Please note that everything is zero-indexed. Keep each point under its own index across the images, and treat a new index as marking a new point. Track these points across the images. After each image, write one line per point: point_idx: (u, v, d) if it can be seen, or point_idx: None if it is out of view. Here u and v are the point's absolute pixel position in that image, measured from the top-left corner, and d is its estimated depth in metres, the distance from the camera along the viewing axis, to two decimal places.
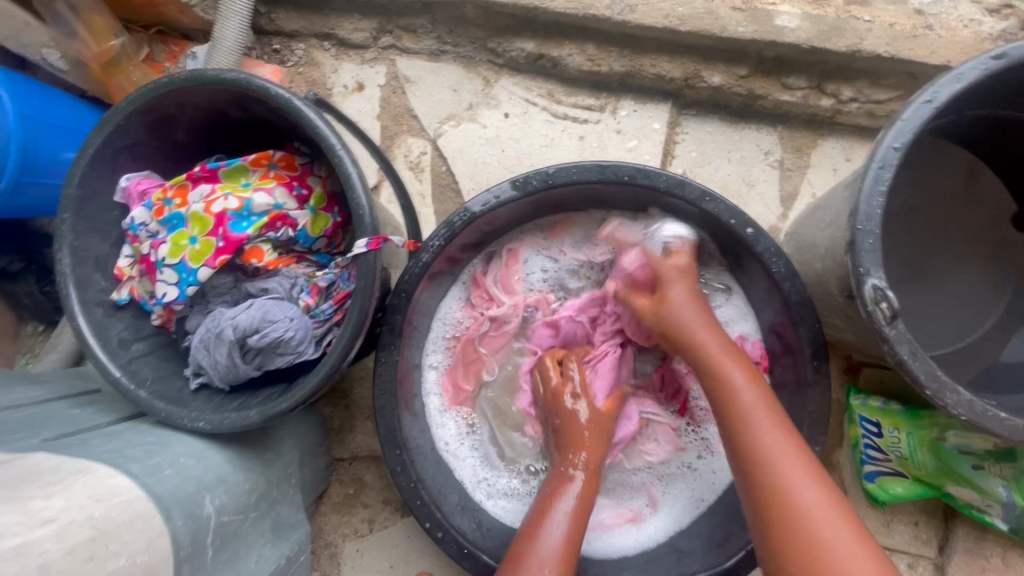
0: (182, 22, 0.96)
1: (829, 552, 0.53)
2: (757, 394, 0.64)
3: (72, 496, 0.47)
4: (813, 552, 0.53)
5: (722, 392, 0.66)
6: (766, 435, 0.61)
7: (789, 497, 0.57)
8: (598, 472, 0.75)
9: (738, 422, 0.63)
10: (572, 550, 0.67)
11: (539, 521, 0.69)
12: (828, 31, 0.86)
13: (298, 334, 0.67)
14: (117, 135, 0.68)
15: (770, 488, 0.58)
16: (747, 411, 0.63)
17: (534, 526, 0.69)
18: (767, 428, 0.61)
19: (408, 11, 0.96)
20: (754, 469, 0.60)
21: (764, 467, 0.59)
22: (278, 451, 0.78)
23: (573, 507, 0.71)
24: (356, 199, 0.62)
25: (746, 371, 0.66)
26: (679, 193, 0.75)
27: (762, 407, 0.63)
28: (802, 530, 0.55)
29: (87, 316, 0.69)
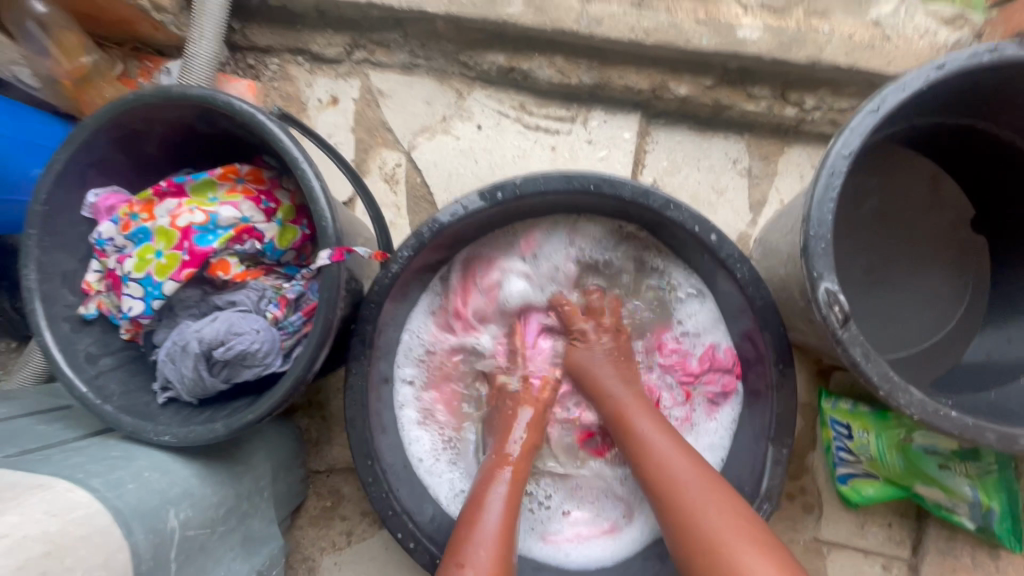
0: (155, 39, 0.97)
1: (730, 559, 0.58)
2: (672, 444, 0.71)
3: (27, 511, 0.47)
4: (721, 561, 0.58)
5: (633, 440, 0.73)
6: (690, 487, 0.65)
7: (698, 520, 0.62)
8: (525, 473, 0.76)
9: (645, 460, 0.70)
10: (511, 533, 0.68)
11: (474, 513, 0.69)
12: (788, 42, 0.88)
13: (264, 347, 0.67)
14: (84, 151, 0.69)
15: (688, 528, 0.63)
16: (668, 464, 0.68)
17: (469, 518, 0.68)
18: (681, 465, 0.67)
19: (381, 26, 0.98)
20: (672, 510, 0.65)
21: (683, 508, 0.64)
22: (249, 464, 0.78)
23: (509, 498, 0.71)
24: (319, 211, 0.63)
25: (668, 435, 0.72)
26: (643, 202, 0.76)
27: (674, 446, 0.70)
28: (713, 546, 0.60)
29: (53, 331, 0.69)
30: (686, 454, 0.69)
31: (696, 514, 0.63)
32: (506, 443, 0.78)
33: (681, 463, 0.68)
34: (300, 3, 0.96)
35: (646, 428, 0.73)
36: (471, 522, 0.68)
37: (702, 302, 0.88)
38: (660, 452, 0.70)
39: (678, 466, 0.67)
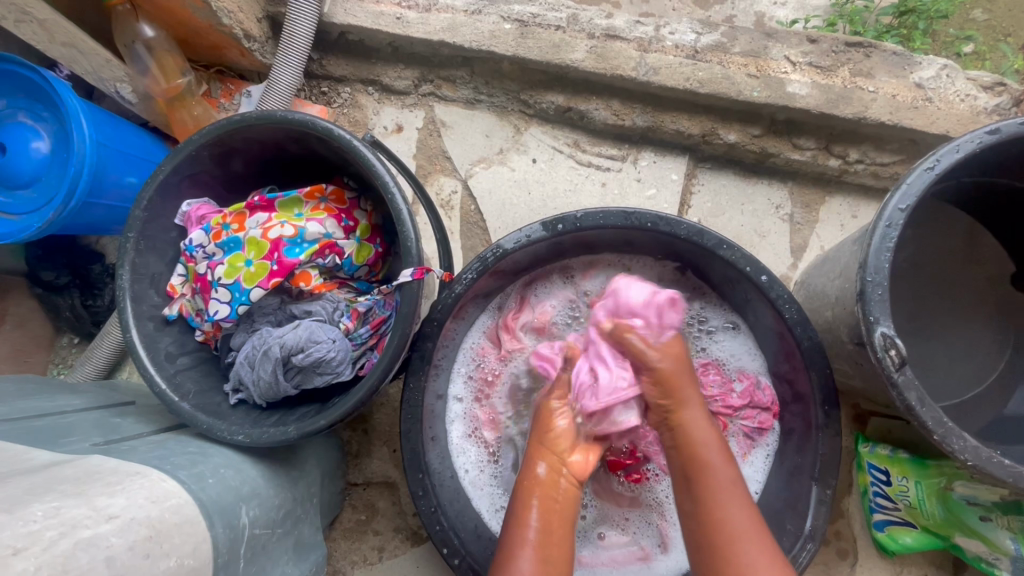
0: (240, 64, 1.04)
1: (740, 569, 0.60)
2: (719, 450, 0.68)
3: (132, 495, 0.50)
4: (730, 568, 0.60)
5: (694, 457, 0.67)
6: (733, 512, 0.63)
7: (714, 527, 0.63)
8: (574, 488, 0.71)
9: (696, 471, 0.67)
10: (560, 552, 0.66)
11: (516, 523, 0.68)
12: (836, 99, 0.93)
13: (339, 356, 0.70)
14: (185, 164, 0.75)
15: (721, 546, 0.62)
16: (718, 485, 0.65)
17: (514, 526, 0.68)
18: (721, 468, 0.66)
19: (449, 64, 1.05)
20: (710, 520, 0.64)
21: (721, 529, 0.62)
22: (303, 470, 0.80)
23: (552, 512, 0.68)
24: (405, 234, 0.67)
25: (715, 436, 0.69)
26: (697, 240, 0.80)
27: (719, 450, 0.67)
28: (731, 551, 0.61)
29: (139, 329, 0.73)
30: (738, 485, 0.65)
31: (733, 536, 0.62)
32: (540, 443, 0.74)
33: (721, 466, 0.66)
34: (377, 39, 1.03)
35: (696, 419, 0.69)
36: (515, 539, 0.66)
37: (744, 342, 0.91)
38: (698, 451, 0.67)
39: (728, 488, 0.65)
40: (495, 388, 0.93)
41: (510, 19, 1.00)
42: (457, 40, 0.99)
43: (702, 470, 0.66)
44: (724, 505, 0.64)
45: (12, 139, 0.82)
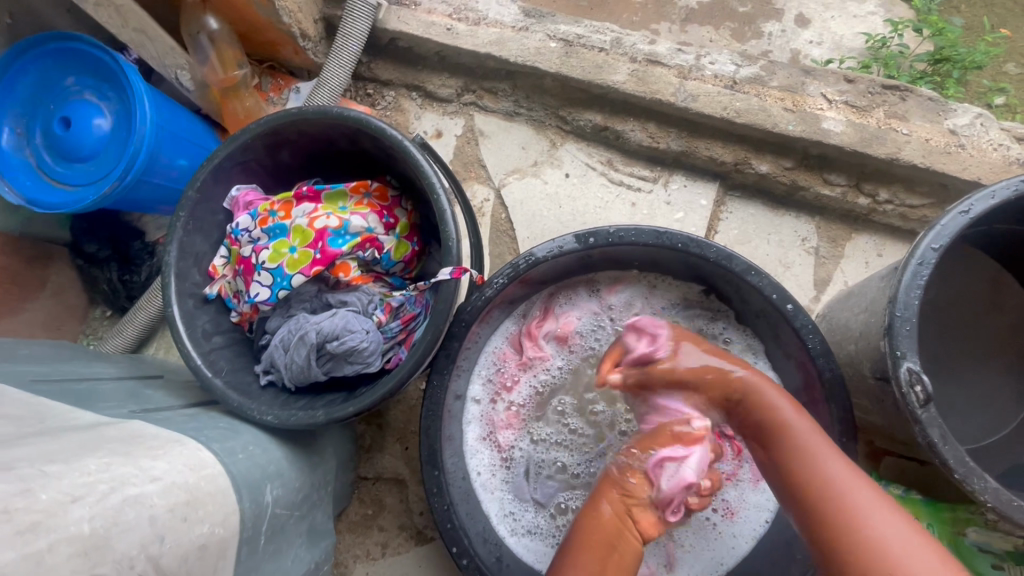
0: (292, 61, 1.08)
1: (863, 530, 0.58)
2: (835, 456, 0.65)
3: (173, 460, 0.52)
4: (847, 527, 0.59)
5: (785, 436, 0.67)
6: (856, 493, 0.61)
7: (813, 488, 0.63)
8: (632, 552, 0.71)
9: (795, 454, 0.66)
10: None
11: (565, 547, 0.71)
12: (870, 138, 0.95)
13: (371, 346, 0.73)
14: (239, 151, 0.78)
15: (842, 534, 0.59)
16: (838, 478, 0.63)
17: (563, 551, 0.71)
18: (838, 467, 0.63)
19: (493, 76, 1.08)
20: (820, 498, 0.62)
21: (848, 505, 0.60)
22: (322, 457, 0.82)
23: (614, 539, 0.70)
24: (447, 233, 0.70)
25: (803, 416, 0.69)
26: (726, 265, 0.82)
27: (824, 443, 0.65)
28: (844, 510, 0.60)
29: (181, 305, 0.76)
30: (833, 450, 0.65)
31: (843, 495, 0.61)
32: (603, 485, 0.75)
33: (837, 467, 0.64)
34: (426, 47, 1.07)
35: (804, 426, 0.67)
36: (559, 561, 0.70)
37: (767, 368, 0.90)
38: (805, 443, 0.66)
39: (823, 457, 0.64)
40: (513, 394, 0.94)
41: (556, 38, 1.03)
42: (504, 54, 1.02)
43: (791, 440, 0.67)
44: (828, 469, 0.63)
45: (76, 114, 0.85)
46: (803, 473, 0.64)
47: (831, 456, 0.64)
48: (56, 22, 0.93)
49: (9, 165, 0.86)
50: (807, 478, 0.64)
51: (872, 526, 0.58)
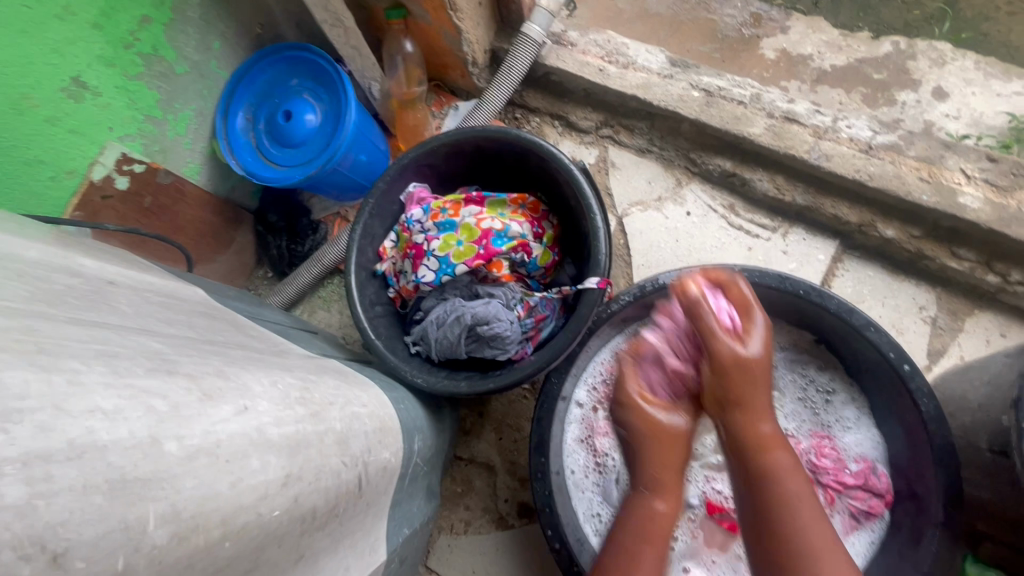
0: (458, 82, 1.25)
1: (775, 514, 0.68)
2: (800, 486, 0.70)
3: (370, 394, 0.64)
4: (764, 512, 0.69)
5: (772, 484, 0.70)
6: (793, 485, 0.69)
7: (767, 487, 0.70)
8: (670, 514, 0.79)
9: (766, 477, 0.71)
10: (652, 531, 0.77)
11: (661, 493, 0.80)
12: (1009, 219, 0.96)
13: (512, 335, 0.85)
14: (427, 155, 0.93)
15: (777, 497, 0.69)
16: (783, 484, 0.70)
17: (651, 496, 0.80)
18: (795, 485, 0.69)
19: (632, 115, 1.19)
20: (772, 519, 0.68)
21: (791, 551, 0.65)
22: (444, 426, 0.94)
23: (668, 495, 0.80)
24: (596, 248, 0.82)
25: (799, 480, 0.70)
26: (846, 318, 0.86)
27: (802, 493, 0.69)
28: (779, 517, 0.67)
29: (358, 276, 0.90)
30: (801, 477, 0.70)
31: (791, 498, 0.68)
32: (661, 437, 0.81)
33: (798, 488, 0.69)
34: (576, 83, 1.19)
35: (799, 508, 0.67)
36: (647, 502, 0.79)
37: (868, 426, 0.93)
38: (787, 495, 0.69)
39: (797, 497, 0.68)
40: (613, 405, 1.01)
41: (698, 88, 1.12)
42: (649, 97, 1.13)
43: (773, 483, 0.70)
44: (776, 468, 0.71)
45: (296, 109, 1.04)
46: (772, 498, 0.69)
47: (821, 536, 0.66)
48: (287, 33, 1.14)
49: (236, 142, 1.06)
50: (777, 516, 0.68)
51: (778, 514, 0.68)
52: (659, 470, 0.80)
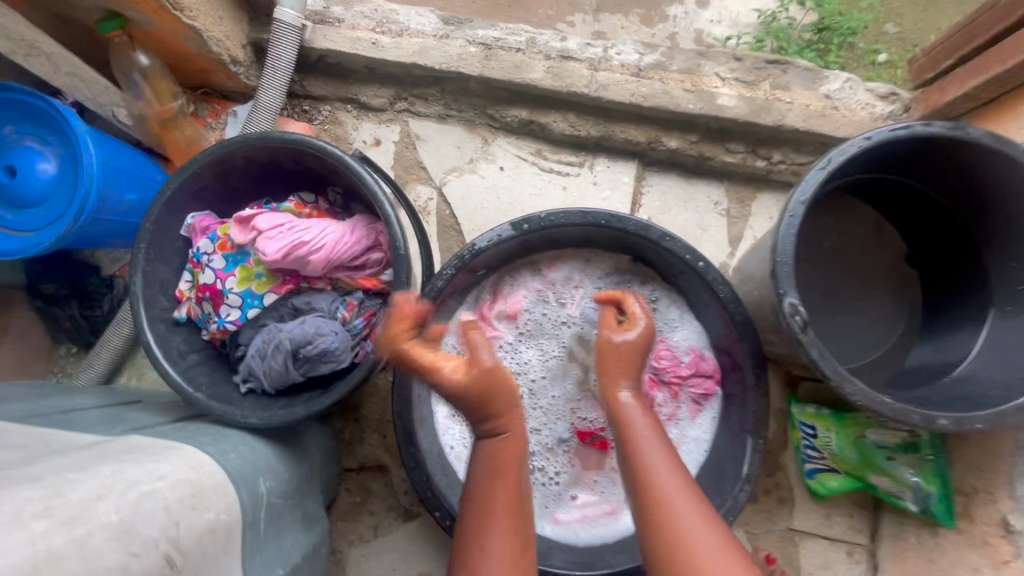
0: (225, 85, 1.12)
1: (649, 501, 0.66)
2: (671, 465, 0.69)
3: (174, 462, 0.59)
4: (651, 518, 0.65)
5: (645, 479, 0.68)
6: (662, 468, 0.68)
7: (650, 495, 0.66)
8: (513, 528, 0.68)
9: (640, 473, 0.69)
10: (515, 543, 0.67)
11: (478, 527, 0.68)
12: (758, 109, 1.08)
13: (341, 344, 0.82)
14: (190, 180, 0.83)
15: (648, 490, 0.67)
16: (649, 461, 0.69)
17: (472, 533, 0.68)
18: (655, 455, 0.70)
19: (421, 83, 1.16)
20: (651, 509, 0.66)
21: (671, 525, 0.63)
22: (306, 451, 0.90)
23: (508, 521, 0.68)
24: (394, 236, 0.79)
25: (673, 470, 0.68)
26: (644, 235, 0.93)
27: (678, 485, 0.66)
28: (665, 526, 0.63)
29: (153, 331, 0.81)
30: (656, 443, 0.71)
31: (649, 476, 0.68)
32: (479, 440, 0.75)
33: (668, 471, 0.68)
34: (353, 61, 1.13)
35: (654, 457, 0.69)
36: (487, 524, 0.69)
37: (690, 319, 1.05)
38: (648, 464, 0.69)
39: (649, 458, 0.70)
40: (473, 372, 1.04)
41: (475, 43, 1.12)
42: (429, 62, 1.10)
43: (651, 490, 0.67)
44: (652, 468, 0.68)
45: (20, 161, 0.89)
46: (648, 491, 0.67)
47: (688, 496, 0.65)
48: None
49: None
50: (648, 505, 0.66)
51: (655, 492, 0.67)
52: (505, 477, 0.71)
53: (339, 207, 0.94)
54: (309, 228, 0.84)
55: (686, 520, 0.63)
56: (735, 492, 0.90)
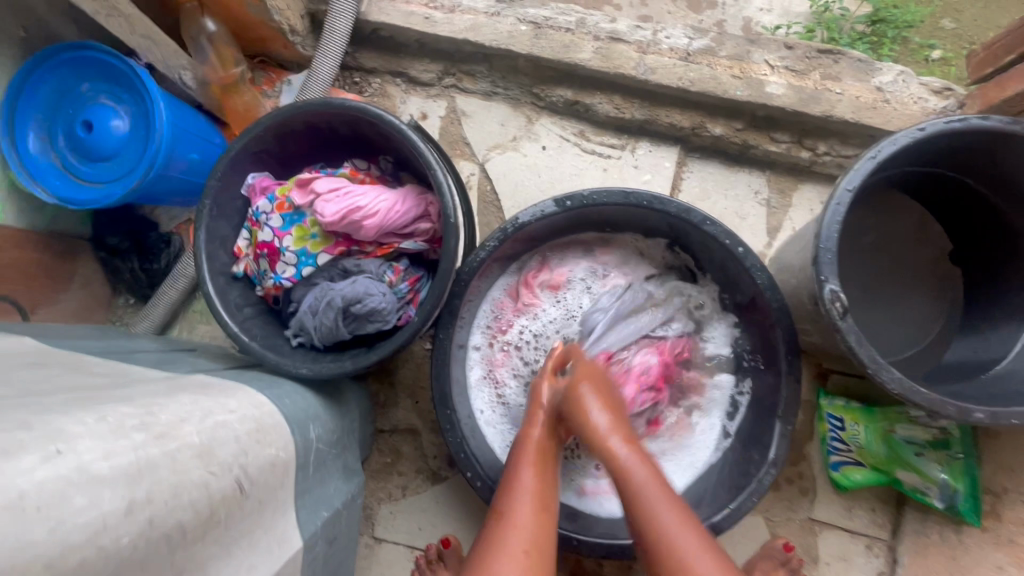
0: (282, 54, 1.16)
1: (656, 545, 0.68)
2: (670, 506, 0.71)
3: (240, 399, 0.64)
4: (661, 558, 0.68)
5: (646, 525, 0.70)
6: (658, 512, 0.70)
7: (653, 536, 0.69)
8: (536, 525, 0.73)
9: (640, 512, 0.71)
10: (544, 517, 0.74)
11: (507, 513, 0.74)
12: (807, 99, 1.08)
13: (388, 306, 0.86)
14: (253, 142, 0.87)
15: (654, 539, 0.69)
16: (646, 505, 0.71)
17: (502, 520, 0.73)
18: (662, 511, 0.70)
19: (470, 59, 1.18)
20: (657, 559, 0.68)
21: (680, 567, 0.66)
22: (347, 406, 0.95)
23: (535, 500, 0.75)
24: (446, 204, 0.82)
25: (666, 499, 0.71)
26: (685, 217, 0.93)
27: (672, 512, 0.70)
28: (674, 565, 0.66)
29: (214, 282, 0.86)
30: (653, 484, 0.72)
31: (650, 524, 0.70)
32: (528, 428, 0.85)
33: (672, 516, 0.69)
34: (406, 35, 1.16)
35: (650, 494, 0.71)
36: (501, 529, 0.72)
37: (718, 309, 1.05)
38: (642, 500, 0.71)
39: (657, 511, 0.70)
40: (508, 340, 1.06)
41: (526, 21, 1.13)
42: (480, 39, 1.12)
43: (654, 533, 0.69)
44: (652, 509, 0.70)
45: (96, 117, 0.94)
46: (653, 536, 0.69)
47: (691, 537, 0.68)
48: (63, 30, 1.00)
49: (37, 167, 0.95)
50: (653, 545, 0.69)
51: (660, 537, 0.68)
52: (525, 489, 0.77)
53: (389, 174, 0.97)
54: (363, 194, 0.87)
55: (683, 538, 0.68)
56: (761, 475, 0.92)
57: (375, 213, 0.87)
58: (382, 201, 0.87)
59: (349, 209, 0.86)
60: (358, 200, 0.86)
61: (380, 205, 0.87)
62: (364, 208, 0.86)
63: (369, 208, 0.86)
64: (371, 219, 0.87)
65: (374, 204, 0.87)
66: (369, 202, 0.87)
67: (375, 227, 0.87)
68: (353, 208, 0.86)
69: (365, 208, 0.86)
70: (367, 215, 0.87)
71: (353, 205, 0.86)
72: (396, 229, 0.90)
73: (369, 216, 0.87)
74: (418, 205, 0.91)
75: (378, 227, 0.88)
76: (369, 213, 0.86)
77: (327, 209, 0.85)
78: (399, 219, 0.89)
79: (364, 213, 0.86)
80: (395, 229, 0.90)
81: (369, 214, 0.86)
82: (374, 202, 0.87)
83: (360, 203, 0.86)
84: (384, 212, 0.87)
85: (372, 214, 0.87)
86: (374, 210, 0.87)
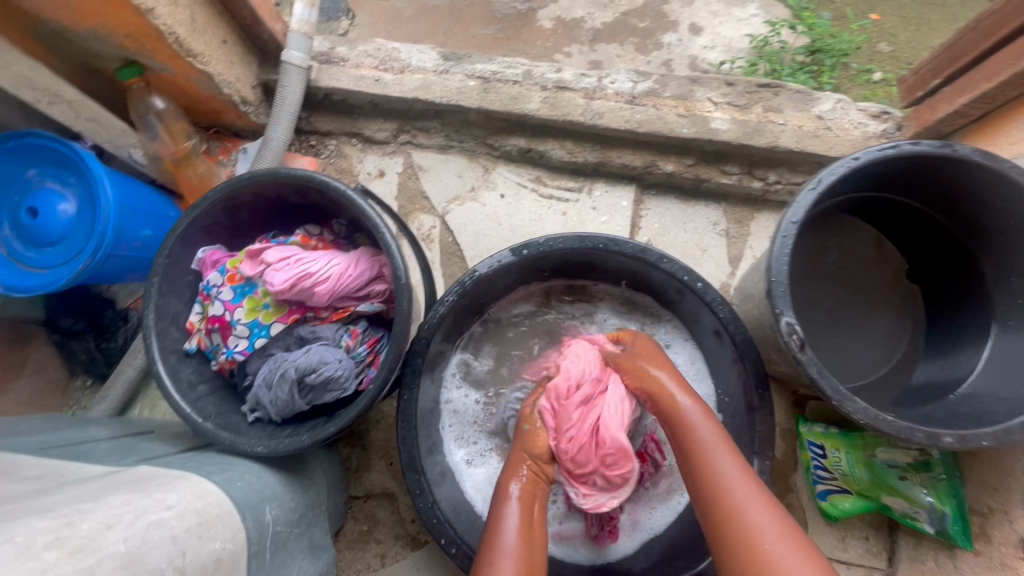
0: (236, 124, 1.17)
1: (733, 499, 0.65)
2: (749, 488, 0.66)
3: (181, 491, 0.60)
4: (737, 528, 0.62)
5: (711, 487, 0.68)
6: (723, 466, 0.68)
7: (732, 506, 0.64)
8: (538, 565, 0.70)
9: (698, 457, 0.70)
10: (528, 547, 0.72)
11: (495, 528, 0.75)
12: (751, 132, 1.10)
13: (345, 373, 0.84)
14: (201, 216, 0.86)
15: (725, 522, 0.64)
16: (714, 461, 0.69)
17: (492, 533, 0.74)
18: (731, 468, 0.68)
19: (423, 116, 1.20)
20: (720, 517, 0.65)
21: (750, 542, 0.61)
22: (312, 479, 0.91)
23: (516, 560, 0.69)
24: (395, 265, 0.80)
25: (732, 458, 0.69)
26: (642, 257, 0.93)
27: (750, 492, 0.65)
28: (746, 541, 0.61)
29: (164, 361, 0.83)
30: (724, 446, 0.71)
31: (711, 467, 0.69)
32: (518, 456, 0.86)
33: (743, 484, 0.66)
34: (358, 98, 1.18)
35: (721, 458, 0.69)
36: (493, 534, 0.74)
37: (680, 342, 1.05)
38: (730, 493, 0.66)
39: (719, 460, 0.69)
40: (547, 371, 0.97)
41: (474, 77, 1.16)
42: (429, 97, 1.14)
43: (727, 504, 0.65)
44: (725, 477, 0.67)
45: (41, 203, 0.93)
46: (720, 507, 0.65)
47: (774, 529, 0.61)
48: (9, 119, 1.00)
49: None
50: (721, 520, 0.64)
51: (745, 509, 0.63)
52: (525, 532, 0.74)
53: (343, 238, 0.97)
54: (315, 260, 0.87)
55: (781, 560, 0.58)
56: None
57: (327, 279, 0.86)
58: (334, 266, 0.87)
59: (298, 275, 0.85)
60: (308, 266, 0.86)
61: (332, 269, 0.87)
62: (314, 273, 0.85)
63: (319, 273, 0.86)
64: (323, 284, 0.86)
65: (325, 269, 0.86)
66: (320, 268, 0.86)
67: (327, 293, 0.87)
68: (303, 275, 0.85)
69: (317, 273, 0.86)
70: (318, 280, 0.86)
71: (304, 271, 0.85)
72: (351, 293, 0.89)
73: (319, 283, 0.86)
74: (371, 267, 0.90)
75: (332, 294, 0.87)
76: (319, 278, 0.86)
77: (272, 278, 0.84)
78: (354, 282, 0.88)
79: (314, 279, 0.85)
80: (349, 293, 0.89)
81: (320, 280, 0.86)
82: (325, 267, 0.86)
83: (311, 269, 0.85)
84: (336, 277, 0.87)
85: (323, 280, 0.86)
86: (326, 275, 0.86)
